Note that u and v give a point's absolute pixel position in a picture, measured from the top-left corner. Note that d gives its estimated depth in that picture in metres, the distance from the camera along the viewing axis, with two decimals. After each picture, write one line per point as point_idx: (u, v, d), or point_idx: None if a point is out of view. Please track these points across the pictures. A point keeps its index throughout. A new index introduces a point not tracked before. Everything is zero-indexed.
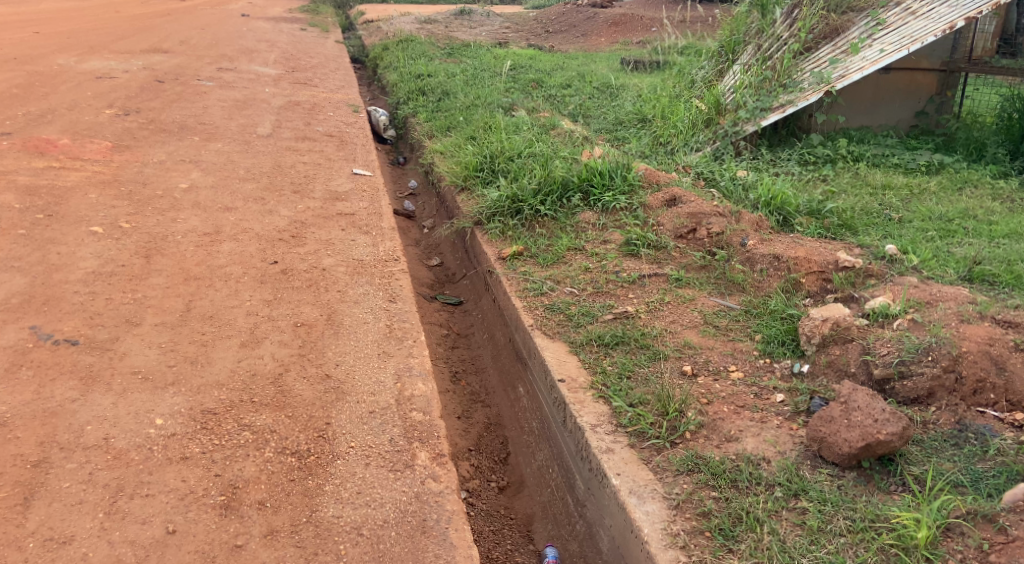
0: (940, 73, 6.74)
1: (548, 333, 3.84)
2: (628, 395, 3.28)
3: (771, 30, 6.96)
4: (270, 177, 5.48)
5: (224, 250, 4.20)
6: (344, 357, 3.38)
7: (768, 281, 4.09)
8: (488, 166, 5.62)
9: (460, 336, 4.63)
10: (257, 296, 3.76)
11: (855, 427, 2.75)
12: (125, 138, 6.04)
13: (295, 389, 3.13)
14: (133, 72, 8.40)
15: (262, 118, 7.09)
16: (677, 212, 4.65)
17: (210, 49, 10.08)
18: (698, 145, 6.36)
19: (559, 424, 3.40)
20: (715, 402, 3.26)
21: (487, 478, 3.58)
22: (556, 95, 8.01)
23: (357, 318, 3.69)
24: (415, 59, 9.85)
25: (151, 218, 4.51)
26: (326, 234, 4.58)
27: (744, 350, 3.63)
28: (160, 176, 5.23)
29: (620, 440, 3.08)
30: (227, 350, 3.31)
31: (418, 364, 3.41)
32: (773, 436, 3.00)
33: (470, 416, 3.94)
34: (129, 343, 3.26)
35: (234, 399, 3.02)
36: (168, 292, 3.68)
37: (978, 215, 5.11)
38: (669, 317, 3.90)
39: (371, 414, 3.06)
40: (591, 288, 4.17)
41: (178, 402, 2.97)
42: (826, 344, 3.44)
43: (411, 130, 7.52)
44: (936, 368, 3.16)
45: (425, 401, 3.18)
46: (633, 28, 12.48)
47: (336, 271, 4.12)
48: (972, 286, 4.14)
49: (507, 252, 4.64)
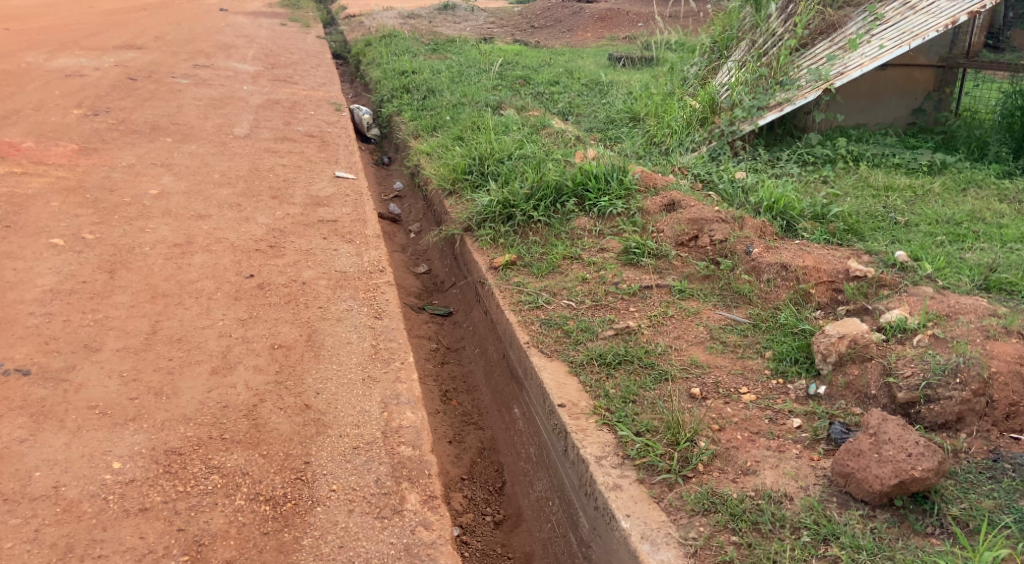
0: (938, 69, 6.48)
1: (545, 351, 3.59)
2: (634, 423, 3.03)
3: (766, 25, 6.72)
4: (247, 181, 5.19)
5: (196, 262, 3.91)
6: (325, 383, 3.11)
7: (777, 292, 3.85)
8: (476, 169, 5.36)
9: (450, 350, 4.37)
10: (230, 315, 3.48)
11: (887, 462, 2.51)
12: (93, 139, 5.73)
13: (270, 422, 2.86)
14: (105, 69, 8.06)
15: (239, 117, 6.78)
16: (679, 218, 4.41)
17: (186, 45, 9.73)
18: (693, 145, 6.12)
19: (560, 454, 3.15)
20: (727, 429, 3.01)
21: (482, 512, 3.32)
22: (544, 92, 7.75)
23: (340, 338, 3.42)
24: (398, 55, 9.54)
25: (118, 228, 4.21)
26: (306, 244, 4.30)
27: (755, 369, 3.39)
28: (130, 182, 4.93)
29: (628, 475, 2.84)
30: (197, 378, 3.02)
31: (406, 390, 3.15)
32: (793, 469, 2.77)
33: (462, 440, 3.68)
34: (87, 372, 2.98)
35: (202, 436, 2.75)
36: (131, 313, 3.39)
37: (988, 217, 4.90)
38: (673, 333, 3.65)
39: (355, 450, 2.80)
40: (590, 301, 3.92)
41: (139, 441, 2.69)
42: (843, 363, 3.22)
43: (395, 129, 7.25)
44: (965, 391, 2.93)
45: (415, 433, 2.92)
46: (619, 23, 12.21)
47: (316, 285, 3.84)
48: (989, 296, 3.92)
49: (499, 261, 4.38)
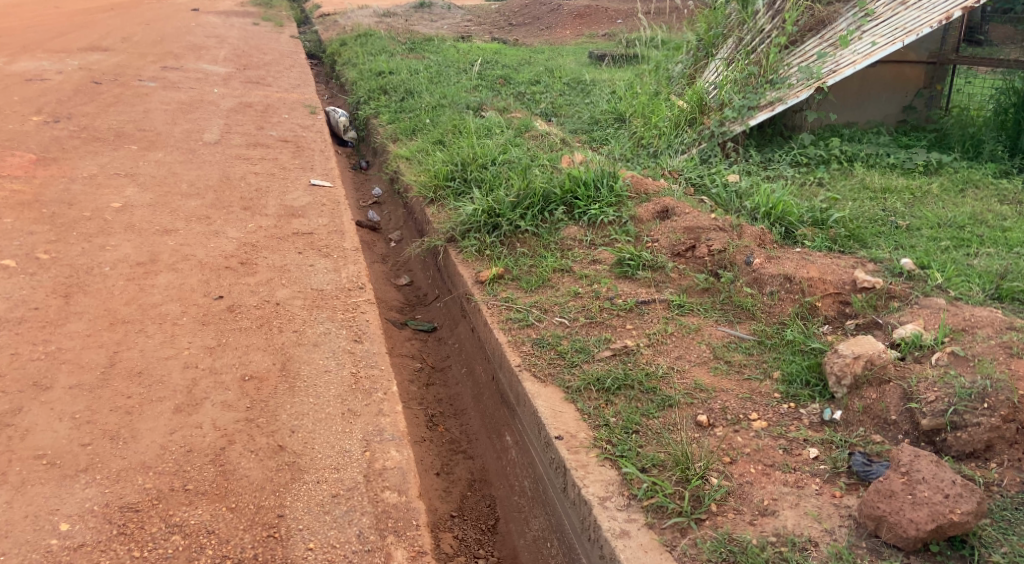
0: (928, 66, 6.30)
1: (538, 376, 3.33)
2: (639, 458, 2.80)
3: (753, 22, 6.52)
4: (217, 191, 4.89)
5: (160, 283, 3.63)
6: (301, 419, 2.85)
7: (781, 306, 3.62)
8: (458, 175, 5.09)
9: (435, 370, 4.11)
10: (197, 342, 3.20)
11: (921, 505, 2.31)
12: (52, 148, 5.40)
13: (239, 468, 2.61)
14: (68, 73, 7.70)
15: (209, 122, 6.47)
16: (673, 227, 4.17)
17: (153, 46, 9.37)
18: (683, 146, 5.87)
19: (559, 491, 2.92)
20: (739, 461, 2.79)
21: (474, 554, 3.05)
22: (525, 93, 7.49)
23: (316, 367, 3.15)
24: (374, 55, 9.25)
25: (76, 246, 3.92)
26: (281, 259, 4.02)
27: (764, 393, 3.15)
28: (90, 194, 4.61)
29: (635, 519, 2.61)
30: (158, 418, 2.77)
31: (390, 425, 2.89)
32: (815, 509, 2.56)
33: (450, 471, 3.43)
34: (35, 415, 2.72)
35: (163, 489, 2.50)
36: (87, 343, 3.11)
37: (990, 220, 4.71)
38: (674, 352, 3.40)
39: (335, 500, 2.55)
40: (584, 318, 3.65)
41: (92, 496, 2.45)
42: (859, 386, 3.00)
43: (373, 132, 6.96)
44: (994, 417, 2.73)
45: (401, 476, 2.68)
46: (598, 20, 12.00)
47: (292, 306, 3.57)
48: (1002, 306, 3.72)
49: (485, 275, 4.12)
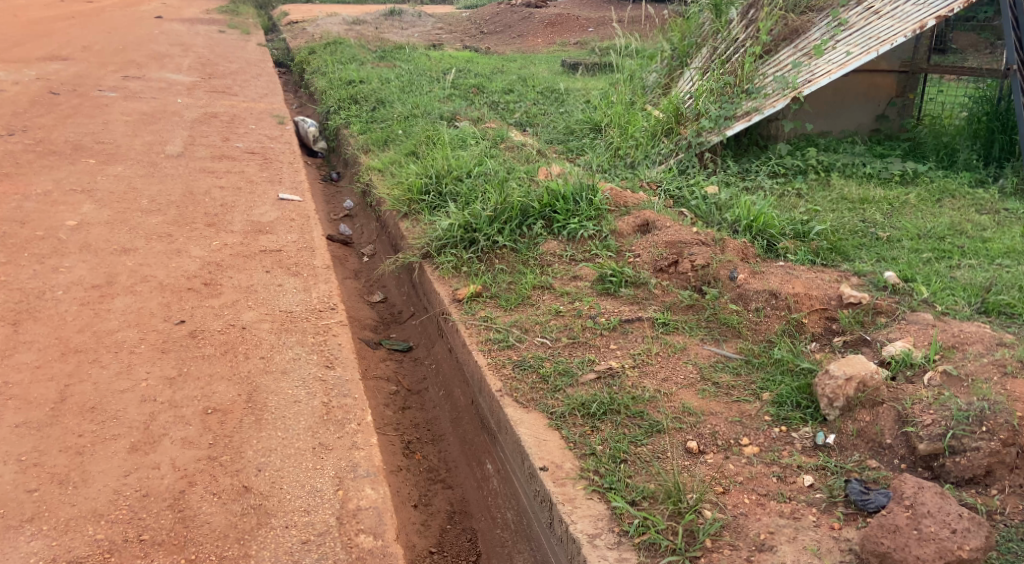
0: (900, 75, 6.28)
1: (520, 402, 3.19)
2: (630, 490, 2.68)
3: (726, 31, 6.45)
4: (179, 207, 4.69)
5: (117, 307, 3.43)
6: (268, 456, 2.69)
7: (767, 323, 3.50)
8: (433, 188, 4.93)
9: (411, 393, 3.95)
10: (156, 373, 3.02)
11: (928, 541, 2.23)
12: (4, 163, 5.16)
13: (200, 514, 2.45)
14: (25, 84, 7.43)
15: (172, 133, 6.25)
16: (655, 242, 4.06)
17: (115, 55, 9.11)
18: (660, 157, 5.75)
19: (544, 526, 2.79)
20: (733, 491, 2.68)
21: None
22: (499, 102, 7.37)
23: (285, 397, 2.98)
24: (344, 64, 9.06)
25: (27, 268, 3.71)
26: (247, 280, 3.84)
27: (754, 416, 3.02)
28: (45, 212, 4.39)
29: (627, 558, 2.48)
30: (112, 459, 2.59)
31: (365, 460, 2.73)
32: (814, 542, 2.46)
33: (429, 503, 3.29)
34: None
35: (117, 540, 2.33)
36: (36, 376, 2.92)
37: (970, 230, 4.64)
38: (660, 373, 3.28)
39: (305, 547, 2.39)
40: (566, 338, 3.52)
41: (38, 550, 2.28)
42: (852, 408, 2.89)
43: (343, 143, 6.78)
44: (994, 442, 2.64)
45: (375, 518, 2.52)
46: (569, 28, 11.91)
47: (258, 330, 3.39)
48: (990, 321, 3.62)
49: (463, 293, 3.96)
